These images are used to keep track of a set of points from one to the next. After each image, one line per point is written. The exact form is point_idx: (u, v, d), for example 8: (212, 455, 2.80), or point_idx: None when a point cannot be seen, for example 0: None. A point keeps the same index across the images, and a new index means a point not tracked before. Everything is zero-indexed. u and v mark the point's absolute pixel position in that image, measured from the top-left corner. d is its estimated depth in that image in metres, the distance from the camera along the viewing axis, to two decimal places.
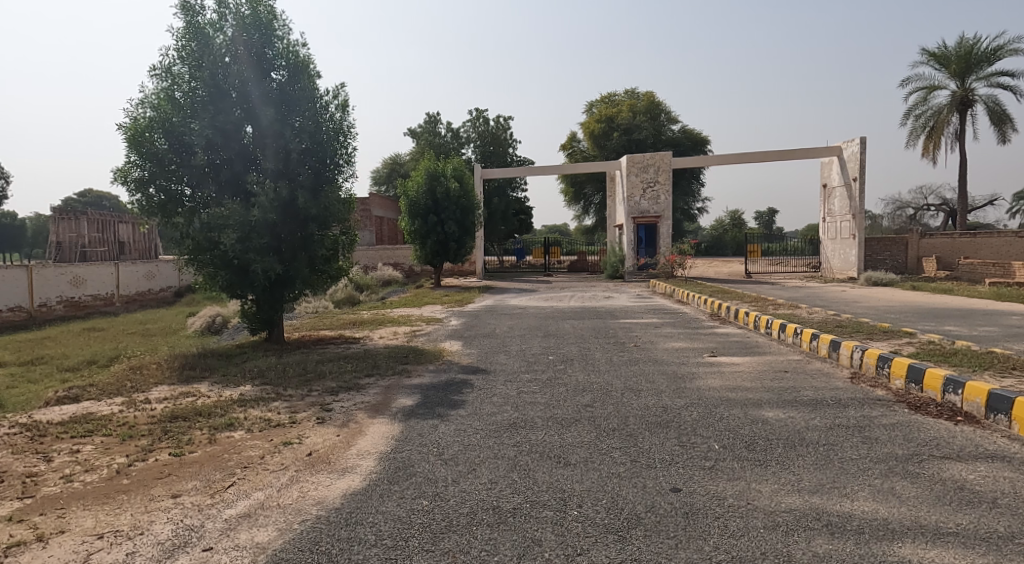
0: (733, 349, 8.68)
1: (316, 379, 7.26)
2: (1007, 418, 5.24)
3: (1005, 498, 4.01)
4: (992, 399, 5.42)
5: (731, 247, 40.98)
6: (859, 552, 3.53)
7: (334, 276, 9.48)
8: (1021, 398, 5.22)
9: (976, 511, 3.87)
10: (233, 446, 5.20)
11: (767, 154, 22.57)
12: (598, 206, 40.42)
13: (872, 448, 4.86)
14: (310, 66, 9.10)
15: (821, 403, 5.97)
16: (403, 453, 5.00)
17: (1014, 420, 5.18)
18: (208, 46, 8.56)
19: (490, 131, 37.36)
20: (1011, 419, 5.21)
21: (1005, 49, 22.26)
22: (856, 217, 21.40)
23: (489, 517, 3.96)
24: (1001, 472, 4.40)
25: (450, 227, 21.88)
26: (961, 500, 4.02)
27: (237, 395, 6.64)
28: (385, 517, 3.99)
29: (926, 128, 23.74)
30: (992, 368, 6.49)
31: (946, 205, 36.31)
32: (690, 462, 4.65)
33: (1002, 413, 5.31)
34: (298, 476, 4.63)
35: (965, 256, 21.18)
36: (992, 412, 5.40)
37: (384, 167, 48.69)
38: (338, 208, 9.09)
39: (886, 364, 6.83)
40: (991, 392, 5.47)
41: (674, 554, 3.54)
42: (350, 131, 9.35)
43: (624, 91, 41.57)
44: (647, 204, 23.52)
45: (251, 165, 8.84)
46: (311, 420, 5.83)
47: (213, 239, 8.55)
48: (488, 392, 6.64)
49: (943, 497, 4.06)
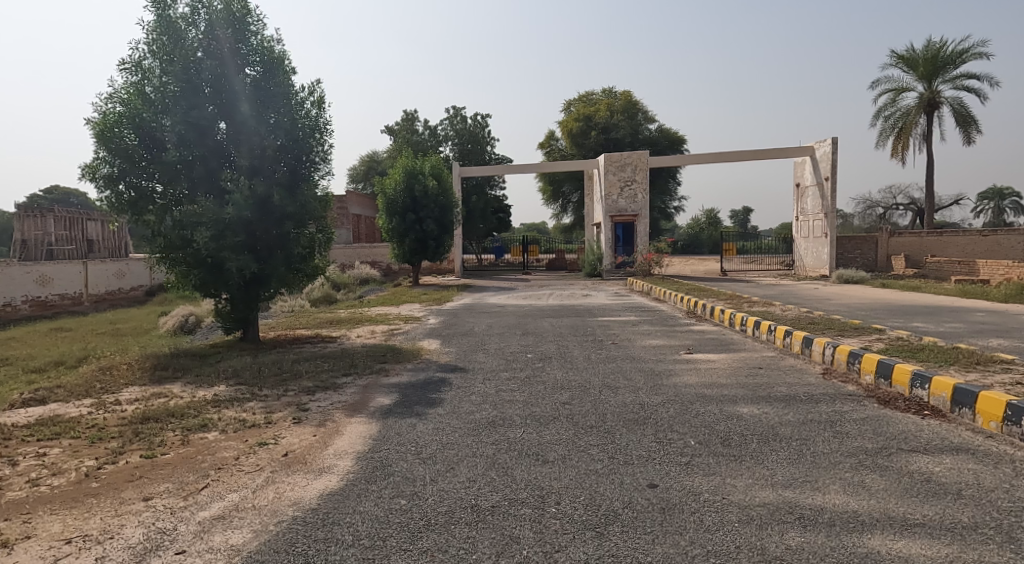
0: (708, 345, 8.76)
1: (292, 379, 7.17)
2: (972, 412, 5.33)
3: (969, 490, 4.09)
4: (958, 393, 5.52)
5: (707, 246, 41.51)
6: (830, 544, 3.56)
7: (310, 275, 9.38)
8: (985, 392, 5.32)
9: (942, 502, 3.93)
10: (206, 447, 5.12)
11: (741, 155, 22.81)
12: (577, 205, 40.65)
13: (844, 442, 4.91)
14: (285, 62, 9.00)
15: (794, 399, 6.04)
16: (382, 452, 4.95)
17: (979, 414, 5.27)
18: (179, 40, 8.43)
19: (468, 129, 37.30)
20: (976, 412, 5.31)
21: (970, 52, 22.73)
22: (828, 216, 21.70)
23: (467, 516, 3.93)
24: (966, 464, 4.48)
25: (430, 226, 21.75)
26: (928, 492, 4.08)
27: (211, 396, 6.55)
28: (363, 516, 3.96)
29: (895, 129, 24.12)
30: (959, 362, 6.62)
31: (915, 204, 37.13)
32: (667, 458, 4.67)
33: (967, 407, 5.40)
34: (274, 476, 4.57)
35: (931, 254, 21.93)
36: (956, 406, 5.50)
37: (361, 164, 48.50)
38: (315, 205, 9.03)
39: (857, 360, 6.94)
40: (957, 387, 5.57)
41: (651, 550, 3.55)
42: (327, 127, 9.28)
43: (601, 91, 41.75)
44: (625, 203, 23.62)
45: (226, 162, 8.69)
46: (288, 420, 5.76)
47: (186, 237, 8.43)
48: (465, 391, 6.59)
49: (910, 489, 4.12)
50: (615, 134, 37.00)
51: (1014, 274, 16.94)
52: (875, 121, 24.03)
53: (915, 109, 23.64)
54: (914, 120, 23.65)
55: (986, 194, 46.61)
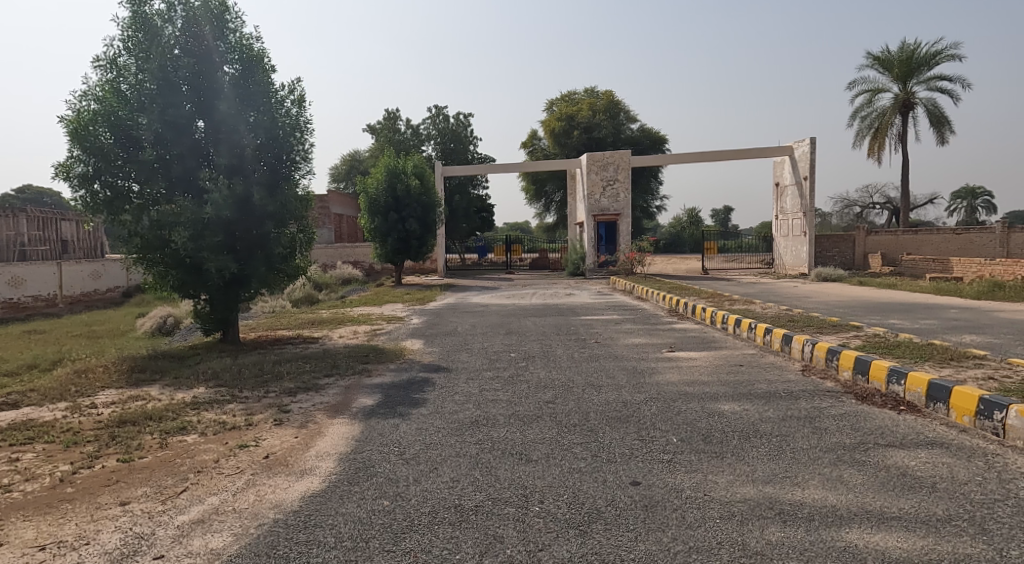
0: (690, 343, 8.80)
1: (273, 380, 7.10)
2: (945, 407, 5.40)
3: (943, 483, 4.14)
4: (932, 388, 5.59)
5: (688, 245, 41.78)
6: (809, 538, 3.58)
7: (291, 275, 9.29)
8: (958, 387, 5.39)
9: (917, 496, 3.98)
10: (185, 450, 5.05)
11: (722, 154, 22.96)
12: (560, 204, 40.70)
13: (822, 438, 4.95)
14: (264, 60, 8.91)
15: (774, 395, 6.08)
16: (364, 453, 4.91)
17: (952, 408, 5.33)
18: (156, 37, 8.31)
19: (450, 128, 37.22)
20: (949, 407, 5.38)
21: (944, 54, 23.08)
22: (807, 215, 21.90)
23: (451, 516, 3.91)
24: (941, 458, 4.53)
25: (413, 225, 21.65)
26: (904, 485, 4.12)
27: (189, 398, 6.46)
28: (345, 518, 3.91)
29: (871, 129, 24.41)
30: (934, 358, 6.71)
31: (891, 203, 37.66)
32: (649, 456, 4.69)
33: (941, 402, 5.47)
34: (255, 479, 4.51)
35: (907, 252, 22.27)
36: (931, 400, 5.57)
37: (343, 164, 48.24)
38: (296, 205, 8.96)
39: (835, 356, 7.01)
40: (931, 382, 5.64)
41: (634, 547, 3.55)
42: (307, 126, 9.21)
43: (584, 90, 41.88)
44: (607, 202, 23.68)
45: (204, 161, 8.57)
46: (269, 422, 5.70)
47: (164, 237, 8.29)
48: (448, 390, 6.57)
49: (887, 483, 4.17)
50: (597, 133, 37.15)
51: (987, 271, 17.22)
52: (851, 121, 24.32)
53: (890, 109, 23.95)
54: (890, 120, 23.96)
55: (960, 194, 47.42)
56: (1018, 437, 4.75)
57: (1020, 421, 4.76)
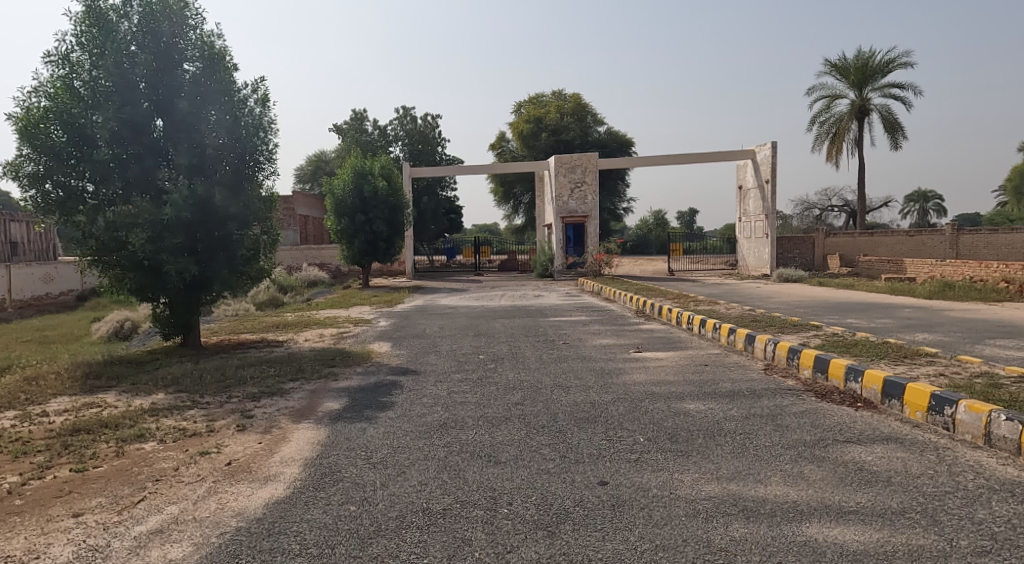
0: (657, 344, 8.86)
1: (236, 385, 6.93)
2: (899, 403, 5.51)
3: (898, 477, 4.21)
4: (887, 386, 5.70)
5: (655, 246, 42.22)
6: (772, 533, 3.59)
7: (255, 277, 9.13)
8: (912, 384, 5.50)
9: (873, 490, 4.03)
10: (143, 458, 4.90)
11: (687, 157, 23.19)
12: (528, 205, 40.73)
13: (784, 435, 5.00)
14: (226, 58, 8.73)
15: (738, 394, 6.14)
16: (330, 458, 4.82)
17: (906, 404, 5.44)
18: (111, 33, 8.06)
19: (418, 129, 37.03)
20: (903, 403, 5.49)
21: (897, 62, 23.71)
22: (769, 217, 22.26)
23: (418, 519, 3.85)
24: (895, 452, 4.61)
25: (380, 226, 21.46)
26: (861, 480, 4.18)
27: (148, 404, 6.28)
28: (310, 525, 3.82)
29: (830, 134, 24.93)
30: (889, 356, 6.85)
31: (849, 205, 38.57)
32: (616, 455, 4.68)
33: (895, 398, 5.58)
34: (216, 486, 4.39)
35: (864, 253, 22.81)
36: (886, 398, 5.68)
37: (309, 164, 47.67)
38: (259, 206, 8.79)
39: (796, 356, 7.10)
40: (887, 379, 5.75)
41: (601, 546, 3.53)
42: (271, 126, 9.07)
43: (551, 93, 42.07)
44: (575, 204, 23.76)
45: (163, 160, 8.36)
46: (231, 428, 5.56)
47: (120, 238, 8.01)
48: (417, 393, 6.50)
49: (845, 478, 4.22)
50: (565, 136, 37.35)
51: (938, 272, 17.72)
52: (810, 126, 24.79)
53: (847, 115, 24.50)
54: (847, 125, 24.50)
55: (912, 198, 48.81)
56: (967, 431, 4.86)
57: (970, 415, 4.87)
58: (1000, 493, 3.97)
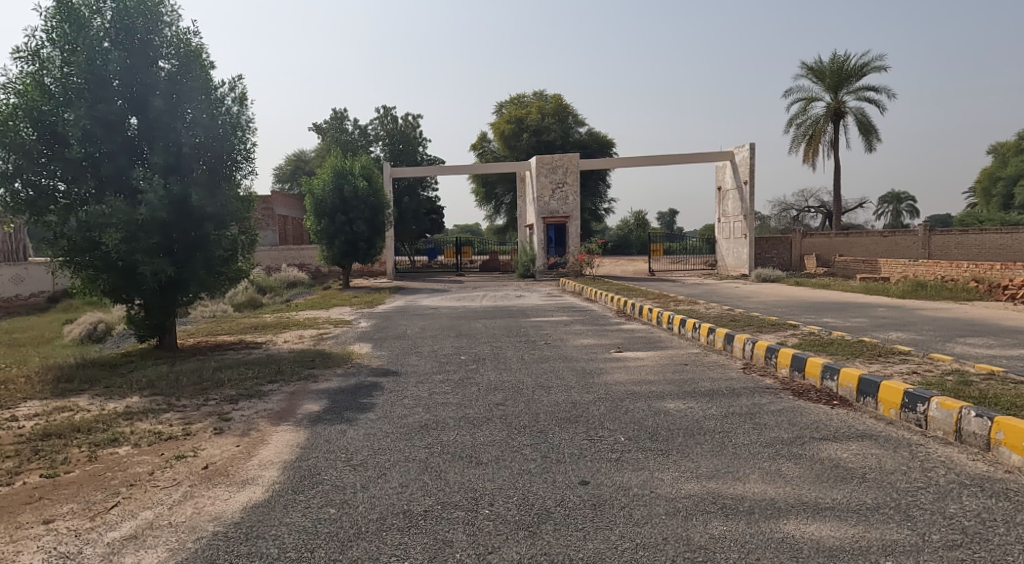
0: (637, 343, 8.88)
1: (213, 388, 6.83)
2: (874, 401, 5.56)
3: (873, 473, 4.24)
4: (862, 383, 5.75)
5: (635, 247, 42.41)
6: (750, 531, 3.59)
7: (232, 278, 9.01)
8: (886, 382, 5.55)
9: (849, 486, 4.06)
10: (117, 463, 4.80)
11: (666, 158, 23.31)
12: (509, 206, 40.70)
13: (762, 433, 5.02)
14: (202, 56, 8.61)
15: (717, 393, 6.16)
16: (309, 460, 4.76)
17: (880, 402, 5.50)
18: (83, 28, 7.90)
19: (399, 129, 36.85)
20: (878, 401, 5.54)
21: (871, 65, 24.04)
22: (748, 217, 22.43)
23: (399, 521, 3.81)
24: (870, 449, 4.65)
25: (361, 226, 21.32)
26: (837, 477, 4.21)
27: (122, 408, 6.16)
28: (289, 528, 3.76)
29: (807, 136, 25.21)
30: (864, 354, 6.92)
31: (825, 206, 39.03)
32: (597, 455, 4.67)
33: (870, 396, 5.63)
34: (193, 491, 4.31)
35: (840, 253, 23.09)
36: (861, 395, 5.73)
37: (288, 164, 47.25)
38: (236, 206, 8.68)
39: (774, 355, 7.15)
40: (861, 377, 5.80)
41: (582, 545, 3.51)
42: (249, 125, 8.97)
43: (532, 93, 42.11)
44: (556, 204, 23.78)
45: (137, 159, 8.21)
46: (208, 431, 5.47)
47: (94, 239, 7.85)
48: (397, 394, 6.44)
49: (822, 475, 4.24)
50: (546, 136, 37.39)
51: (911, 272, 17.97)
52: (787, 129, 25.05)
53: (823, 117, 24.78)
54: (823, 128, 24.79)
55: (886, 198, 49.49)
56: (939, 428, 4.92)
57: (941, 412, 4.92)
58: (970, 488, 4.01)
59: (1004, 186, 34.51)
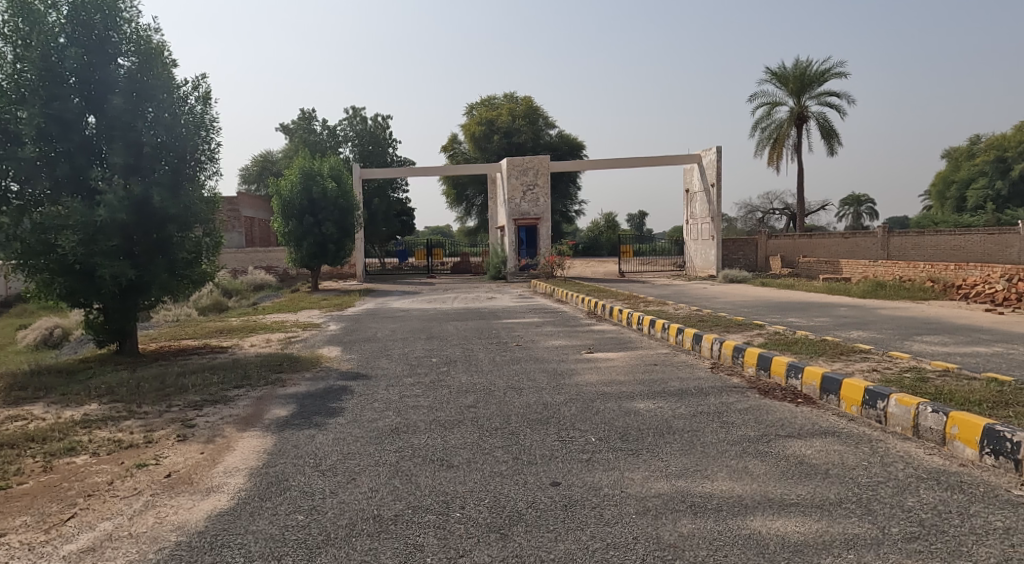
0: (607, 344, 8.90)
1: (176, 393, 6.65)
2: (836, 398, 5.63)
3: (836, 469, 4.28)
4: (825, 381, 5.82)
5: (605, 249, 42.66)
6: (717, 528, 3.59)
7: (197, 282, 8.82)
8: (848, 380, 5.62)
9: (813, 482, 4.09)
10: (74, 473, 4.63)
11: (635, 160, 23.47)
12: (480, 208, 40.63)
13: (730, 432, 5.05)
14: (164, 53, 8.41)
15: (686, 392, 6.18)
16: (277, 466, 4.64)
17: (842, 399, 5.57)
18: (37, 24, 7.64)
19: (368, 130, 36.57)
20: (840, 398, 5.61)
21: (832, 72, 24.51)
22: (715, 219, 22.70)
23: (369, 527, 3.73)
24: (833, 446, 4.69)
25: (330, 228, 21.04)
26: (802, 473, 4.24)
27: (80, 416, 5.96)
28: (256, 536, 3.66)
29: (771, 140, 25.58)
30: (828, 353, 7.02)
31: (789, 209, 39.69)
32: (568, 456, 4.64)
33: (832, 394, 5.70)
34: (155, 500, 4.17)
35: (803, 255, 23.50)
36: (824, 393, 5.80)
37: (255, 165, 46.56)
38: (200, 207, 8.50)
39: (741, 354, 7.21)
40: (824, 375, 5.87)
41: (554, 547, 3.47)
42: (213, 125, 8.81)
43: (503, 96, 42.17)
44: (527, 206, 23.80)
45: (96, 159, 7.98)
46: (170, 438, 5.32)
47: (49, 241, 7.60)
48: (368, 398, 6.34)
49: (787, 471, 4.26)
50: (517, 138, 37.41)
51: (872, 272, 18.34)
52: (752, 133, 25.39)
53: (786, 122, 25.18)
54: (786, 132, 25.19)
55: (846, 201, 50.49)
56: (897, 423, 4.99)
57: (900, 409, 4.99)
58: (927, 482, 4.06)
59: (957, 190, 35.45)
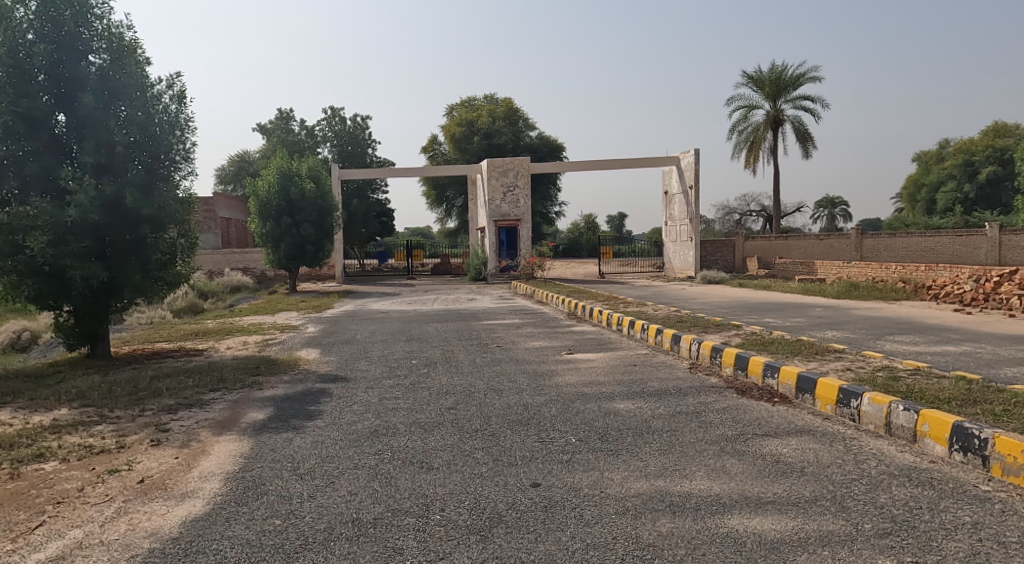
0: (587, 345, 8.89)
1: (150, 397, 6.53)
2: (811, 397, 5.67)
3: (813, 467, 4.30)
4: (801, 381, 5.86)
5: (585, 250, 42.77)
6: (695, 527, 3.59)
7: (171, 283, 8.68)
8: (823, 379, 5.67)
9: (789, 480, 4.10)
10: (43, 480, 4.51)
11: (614, 162, 23.56)
12: (460, 209, 40.53)
13: (708, 431, 5.06)
14: (137, 51, 8.27)
15: (665, 392, 6.19)
16: (254, 470, 4.56)
17: (817, 398, 5.61)
18: (5, 19, 7.46)
19: (347, 131, 36.33)
20: (815, 397, 5.65)
21: (807, 76, 24.80)
22: (693, 220, 22.84)
23: (348, 530, 3.67)
24: (809, 444, 4.72)
25: (308, 229, 20.84)
26: (779, 471, 4.25)
27: (49, 421, 5.82)
28: (232, 542, 3.59)
29: (747, 143, 25.82)
30: (803, 352, 7.08)
31: (765, 211, 40.11)
32: (548, 457, 4.61)
33: (808, 393, 5.74)
34: (127, 506, 4.07)
35: (780, 256, 23.73)
36: (800, 392, 5.84)
37: (231, 165, 46.02)
38: (175, 207, 8.36)
39: (718, 354, 7.24)
40: (800, 374, 5.91)
41: (535, 548, 3.44)
42: (188, 124, 8.69)
43: (484, 97, 42.15)
44: (507, 207, 23.78)
45: (66, 158, 7.81)
46: (144, 443, 5.21)
47: (17, 242, 7.42)
48: (347, 400, 6.27)
49: (764, 470, 4.28)
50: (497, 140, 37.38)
51: (846, 272, 18.57)
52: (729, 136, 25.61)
53: (762, 125, 25.44)
54: (762, 135, 25.44)
55: (821, 203, 51.16)
56: (870, 421, 5.03)
57: (873, 407, 5.04)
58: (900, 478, 4.10)
59: (928, 193, 36.07)
